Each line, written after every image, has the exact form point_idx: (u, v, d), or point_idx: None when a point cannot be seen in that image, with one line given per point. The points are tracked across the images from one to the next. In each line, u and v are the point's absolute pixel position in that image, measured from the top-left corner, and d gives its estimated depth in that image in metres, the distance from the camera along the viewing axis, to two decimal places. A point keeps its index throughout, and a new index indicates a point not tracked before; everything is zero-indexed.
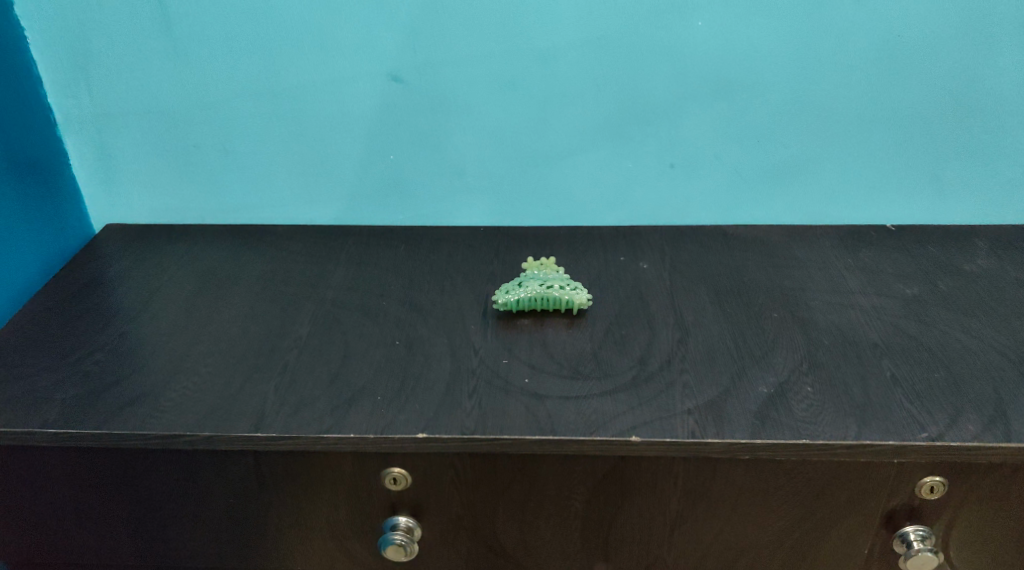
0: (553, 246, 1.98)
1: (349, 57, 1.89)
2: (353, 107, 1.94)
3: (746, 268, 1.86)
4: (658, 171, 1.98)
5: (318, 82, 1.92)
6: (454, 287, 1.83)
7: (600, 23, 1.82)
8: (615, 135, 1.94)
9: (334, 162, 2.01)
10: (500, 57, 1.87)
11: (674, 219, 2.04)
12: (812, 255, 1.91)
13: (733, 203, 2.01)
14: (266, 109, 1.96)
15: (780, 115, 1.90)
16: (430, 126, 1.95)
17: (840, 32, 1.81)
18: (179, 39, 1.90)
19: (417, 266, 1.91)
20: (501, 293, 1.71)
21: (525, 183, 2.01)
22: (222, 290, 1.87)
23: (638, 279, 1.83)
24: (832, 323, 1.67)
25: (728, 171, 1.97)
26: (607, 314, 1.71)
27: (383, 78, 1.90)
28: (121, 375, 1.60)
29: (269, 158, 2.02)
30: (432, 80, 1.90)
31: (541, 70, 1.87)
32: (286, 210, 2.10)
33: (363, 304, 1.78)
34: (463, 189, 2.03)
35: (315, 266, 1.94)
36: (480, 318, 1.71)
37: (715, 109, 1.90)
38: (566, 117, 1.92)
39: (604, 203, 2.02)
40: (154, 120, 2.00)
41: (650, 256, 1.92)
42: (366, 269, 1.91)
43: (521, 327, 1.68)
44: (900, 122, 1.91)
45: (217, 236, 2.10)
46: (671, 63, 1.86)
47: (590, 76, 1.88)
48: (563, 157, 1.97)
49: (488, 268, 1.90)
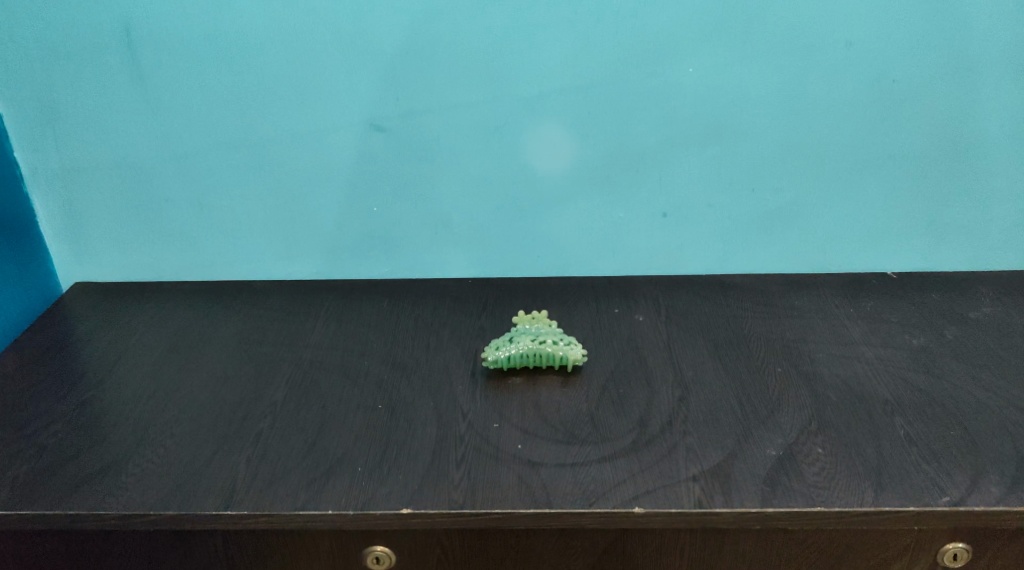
0: (543, 298, 1.89)
1: (327, 107, 1.81)
2: (332, 158, 1.86)
3: (745, 319, 1.78)
4: (649, 220, 1.90)
5: (295, 133, 1.84)
6: (440, 344, 1.73)
7: (587, 70, 1.76)
8: (605, 184, 1.86)
9: (312, 215, 1.92)
10: (484, 105, 1.79)
11: (667, 268, 1.96)
12: (813, 304, 1.83)
13: (728, 251, 1.94)
14: (241, 161, 1.88)
15: (775, 161, 1.84)
16: (413, 177, 1.87)
17: (833, 76, 1.76)
18: (151, 90, 1.82)
19: (401, 322, 1.82)
20: (490, 350, 1.61)
21: (512, 234, 1.93)
22: (194, 351, 1.77)
23: (633, 332, 1.74)
24: (838, 378, 1.58)
25: (722, 218, 1.90)
26: (602, 371, 1.62)
27: (363, 127, 1.83)
28: (82, 448, 1.49)
29: (245, 212, 1.93)
30: (414, 130, 1.83)
31: (526, 117, 1.80)
32: (264, 265, 2.00)
33: (343, 365, 1.68)
34: (447, 241, 1.94)
35: (292, 324, 1.84)
36: (468, 377, 1.61)
37: (707, 156, 1.83)
38: (555, 166, 1.85)
39: (595, 253, 1.94)
40: (124, 174, 1.91)
41: (644, 307, 1.83)
42: (347, 327, 1.81)
43: (512, 387, 1.58)
44: (898, 167, 1.84)
45: (190, 294, 2.00)
46: (661, 109, 1.79)
47: (577, 124, 1.81)
48: (551, 207, 1.89)
49: (475, 322, 1.81)
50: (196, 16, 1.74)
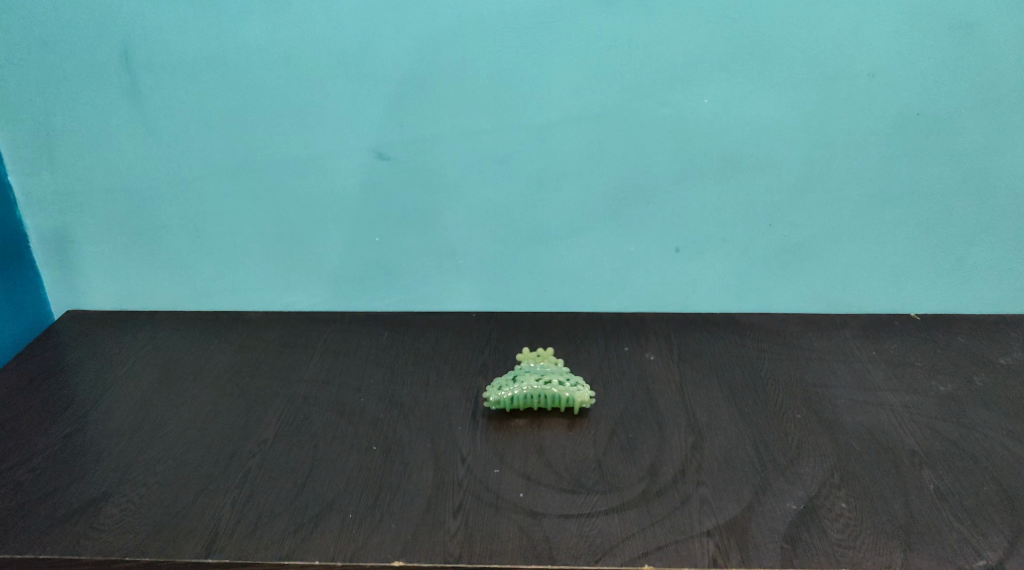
0: (549, 334, 1.81)
1: (329, 133, 1.75)
2: (333, 186, 1.80)
3: (762, 361, 1.69)
4: (662, 256, 1.82)
5: (297, 160, 1.78)
6: (441, 381, 1.65)
7: (598, 99, 1.69)
8: (616, 216, 1.79)
9: (312, 244, 1.85)
10: (492, 134, 1.73)
11: (680, 306, 1.88)
12: (833, 346, 1.74)
13: (744, 289, 1.85)
14: (240, 188, 1.81)
15: (793, 197, 1.77)
16: (416, 207, 1.80)
17: (854, 108, 1.69)
18: (150, 114, 1.76)
19: (400, 357, 1.74)
20: (492, 389, 1.53)
21: (519, 267, 1.85)
22: (184, 383, 1.69)
23: (643, 372, 1.65)
24: (861, 426, 1.49)
25: (737, 254, 1.82)
26: (610, 414, 1.53)
27: (366, 155, 1.76)
28: (60, 486, 1.41)
29: (243, 240, 1.86)
30: (419, 159, 1.76)
31: (535, 148, 1.74)
32: (261, 295, 1.93)
33: (338, 401, 1.59)
34: (452, 273, 1.87)
35: (287, 356, 1.76)
36: (469, 418, 1.53)
37: (722, 190, 1.76)
38: (564, 197, 1.78)
39: (605, 288, 1.86)
40: (120, 199, 1.85)
41: (656, 345, 1.75)
42: (344, 361, 1.73)
43: (515, 428, 1.50)
44: (922, 204, 1.76)
45: (184, 323, 1.93)
46: (674, 141, 1.72)
47: (588, 155, 1.74)
48: (560, 240, 1.82)
49: (478, 359, 1.72)
50: (197, 39, 1.69)
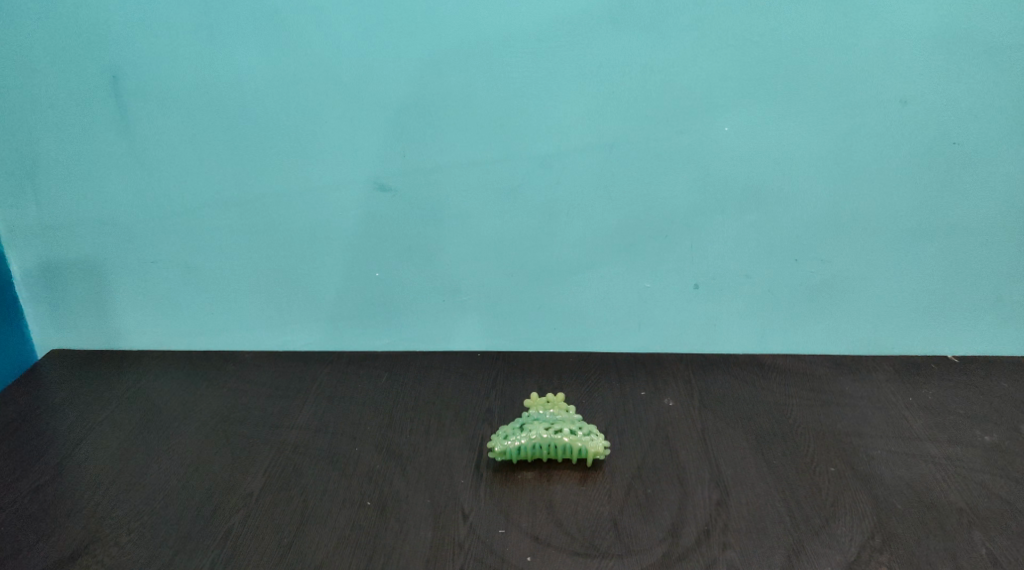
0: (560, 376, 1.69)
1: (327, 163, 1.65)
2: (331, 218, 1.69)
3: (790, 407, 1.57)
4: (680, 293, 1.71)
5: (293, 192, 1.68)
6: (443, 429, 1.52)
7: (612, 127, 1.59)
8: (630, 251, 1.68)
9: (307, 280, 1.75)
10: (498, 164, 1.63)
11: (700, 345, 1.76)
12: (865, 391, 1.62)
13: (768, 328, 1.73)
14: (233, 221, 1.71)
15: (821, 231, 1.65)
16: (418, 241, 1.70)
17: (885, 137, 1.58)
18: (139, 142, 1.66)
19: (399, 401, 1.62)
20: (498, 439, 1.41)
21: (528, 304, 1.74)
22: (168, 429, 1.58)
23: (661, 419, 1.53)
24: (901, 481, 1.37)
25: (761, 292, 1.70)
26: (626, 466, 1.41)
27: (366, 186, 1.66)
28: (27, 546, 1.29)
29: (236, 275, 1.76)
30: (421, 190, 1.66)
31: (545, 179, 1.63)
32: (255, 333, 1.82)
33: (332, 450, 1.48)
34: (456, 310, 1.75)
35: (279, 400, 1.64)
36: (473, 470, 1.40)
37: (745, 223, 1.65)
38: (575, 231, 1.67)
39: (619, 327, 1.75)
40: (108, 232, 1.75)
41: (675, 390, 1.62)
42: (339, 405, 1.61)
43: (522, 482, 1.38)
44: (959, 238, 1.65)
45: (172, 363, 1.82)
46: (693, 171, 1.62)
47: (601, 186, 1.63)
48: (571, 276, 1.71)
49: (482, 404, 1.60)
50: (188, 64, 1.59)
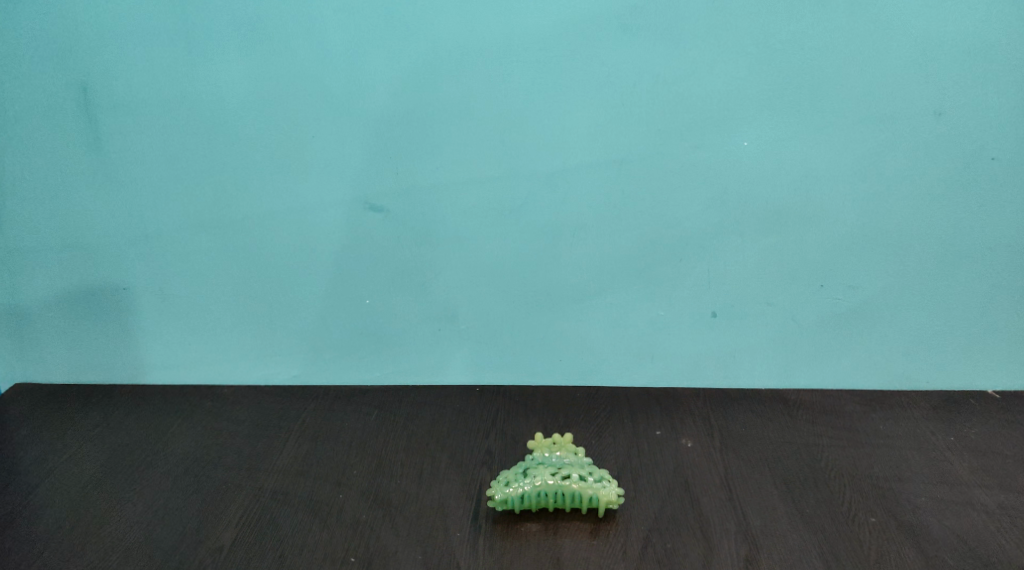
0: (566, 414, 1.54)
1: (311, 180, 1.51)
2: (316, 241, 1.54)
3: (821, 449, 1.42)
4: (697, 322, 1.56)
5: (274, 212, 1.53)
6: (438, 475, 1.37)
7: (622, 141, 1.45)
8: (643, 277, 1.53)
9: (291, 309, 1.60)
10: (498, 183, 1.48)
11: (719, 380, 1.61)
12: (902, 430, 1.48)
13: (793, 360, 1.59)
14: (210, 244, 1.56)
15: (852, 254, 1.51)
16: (410, 266, 1.55)
17: (922, 152, 1.44)
18: (109, 159, 1.52)
19: (389, 442, 1.47)
20: (498, 486, 1.27)
21: (530, 335, 1.59)
22: (134, 472, 1.42)
23: (679, 463, 1.38)
24: (951, 533, 1.22)
25: (784, 320, 1.56)
26: (641, 518, 1.26)
27: (354, 206, 1.51)
28: None
29: (213, 302, 1.61)
30: (413, 211, 1.51)
31: (549, 198, 1.49)
32: (234, 366, 1.66)
33: (314, 499, 1.32)
34: (452, 342, 1.61)
35: (258, 440, 1.49)
36: (470, 522, 1.26)
37: (768, 247, 1.50)
38: (582, 255, 1.52)
39: (630, 360, 1.60)
40: (75, 257, 1.59)
41: (693, 429, 1.48)
42: (323, 446, 1.46)
43: (525, 536, 1.23)
44: (1001, 262, 1.50)
45: (143, 399, 1.64)
46: (710, 190, 1.47)
47: (610, 206, 1.49)
48: (577, 304, 1.56)
49: (481, 445, 1.45)
50: (163, 74, 1.46)
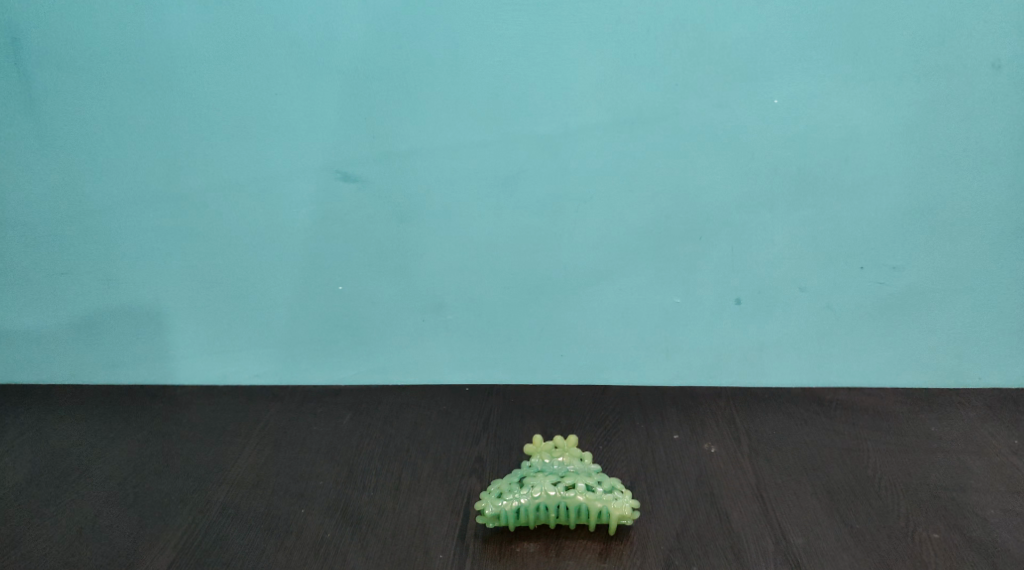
0: (569, 416, 1.34)
1: (275, 147, 1.30)
2: (281, 216, 1.33)
3: (866, 454, 1.22)
4: (719, 311, 1.36)
5: (233, 184, 1.32)
6: (419, 487, 1.17)
7: (634, 99, 1.24)
8: (656, 258, 1.33)
9: (253, 296, 1.38)
10: (489, 148, 1.28)
11: (744, 378, 1.40)
12: (958, 432, 1.27)
13: (829, 355, 1.38)
14: (163, 221, 1.35)
15: (900, 231, 1.30)
16: (389, 245, 1.34)
17: (981, 110, 1.23)
18: (42, 122, 1.30)
19: (364, 448, 1.26)
20: (489, 498, 1.06)
21: (528, 326, 1.39)
22: (64, 483, 1.20)
23: (701, 471, 1.18)
24: None
25: (819, 308, 1.35)
26: (660, 535, 1.06)
27: (323, 176, 1.31)
28: None
29: (164, 290, 1.39)
30: (392, 182, 1.30)
31: (548, 166, 1.28)
32: (191, 364, 1.43)
33: (271, 516, 1.12)
34: (439, 334, 1.40)
35: (212, 446, 1.28)
36: (457, 541, 1.06)
37: (801, 222, 1.30)
38: (586, 232, 1.32)
39: (642, 354, 1.40)
40: (7, 238, 1.37)
41: (715, 432, 1.28)
42: (287, 452, 1.26)
43: (522, 556, 1.03)
44: None
45: (88, 402, 1.41)
46: (735, 156, 1.27)
47: (619, 175, 1.28)
48: (581, 290, 1.36)
49: (470, 451, 1.25)
50: (102, 22, 1.24)
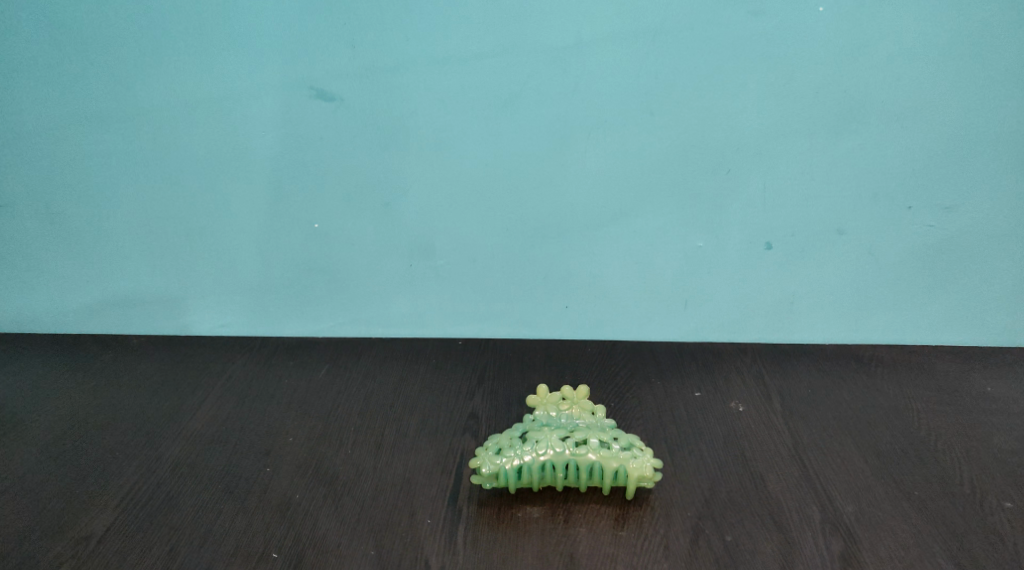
0: (575, 373, 1.18)
1: (241, 59, 1.11)
2: (248, 142, 1.15)
3: (916, 415, 1.07)
4: (747, 256, 1.20)
5: (194, 102, 1.14)
6: (403, 445, 1.01)
7: (658, 4, 1.07)
8: (678, 194, 1.16)
9: (216, 234, 1.21)
10: (489, 62, 1.10)
11: (771, 333, 1.25)
12: (1016, 393, 1.12)
13: (867, 309, 1.23)
14: (113, 145, 1.17)
15: (958, 166, 1.14)
16: (372, 176, 1.17)
17: None
18: None
19: (341, 405, 1.10)
20: (486, 455, 0.90)
21: (530, 273, 1.22)
22: None
23: (730, 432, 1.02)
24: None
25: (858, 254, 1.19)
26: (685, 502, 0.90)
27: (296, 94, 1.13)
28: None
29: (114, 225, 1.21)
30: (375, 101, 1.13)
31: (557, 84, 1.11)
32: (147, 311, 1.27)
33: (230, 475, 0.96)
34: (428, 280, 1.23)
35: (168, 400, 1.12)
36: (447, 505, 0.90)
37: (845, 154, 1.13)
38: (599, 163, 1.15)
39: (658, 306, 1.24)
40: None
41: (743, 391, 1.12)
42: (253, 407, 1.10)
43: (524, 523, 0.87)
44: None
45: (28, 350, 1.25)
46: (773, 75, 1.10)
47: (637, 94, 1.11)
48: (591, 232, 1.19)
49: (463, 407, 1.09)
50: None
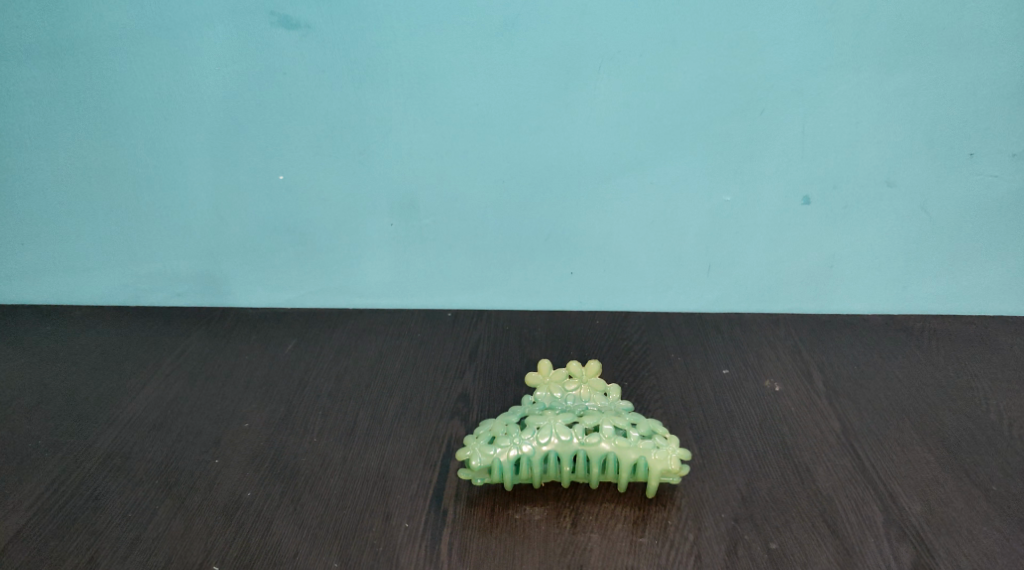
0: (582, 348, 1.02)
1: None
2: (201, 79, 0.99)
3: (983, 395, 0.91)
4: (779, 213, 1.04)
5: (135, 32, 0.97)
6: (380, 432, 0.86)
7: None
8: (702, 140, 1.00)
9: (168, 188, 1.05)
10: None
11: (806, 302, 1.09)
12: None
13: (917, 274, 1.07)
14: (44, 85, 1.00)
15: None
16: (346, 119, 1.00)
17: None
18: None
19: (310, 384, 0.95)
20: (477, 444, 0.74)
21: (530, 233, 1.06)
22: None
23: (766, 416, 0.87)
24: None
25: (909, 210, 1.03)
26: (717, 499, 0.75)
27: (255, 21, 0.96)
28: None
29: (50, 178, 1.05)
30: (348, 29, 0.96)
31: (562, 7, 0.94)
32: (91, 278, 1.11)
33: (172, 468, 0.80)
34: (413, 241, 1.07)
35: (109, 379, 0.96)
36: (431, 505, 0.74)
37: (898, 92, 0.97)
38: (610, 102, 0.99)
39: (677, 271, 1.08)
40: None
41: (778, 367, 0.96)
42: (207, 387, 0.94)
43: (522, 527, 0.72)
44: None
45: None
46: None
47: (655, 20, 0.95)
48: (600, 185, 1.03)
49: (452, 387, 0.94)
50: None
